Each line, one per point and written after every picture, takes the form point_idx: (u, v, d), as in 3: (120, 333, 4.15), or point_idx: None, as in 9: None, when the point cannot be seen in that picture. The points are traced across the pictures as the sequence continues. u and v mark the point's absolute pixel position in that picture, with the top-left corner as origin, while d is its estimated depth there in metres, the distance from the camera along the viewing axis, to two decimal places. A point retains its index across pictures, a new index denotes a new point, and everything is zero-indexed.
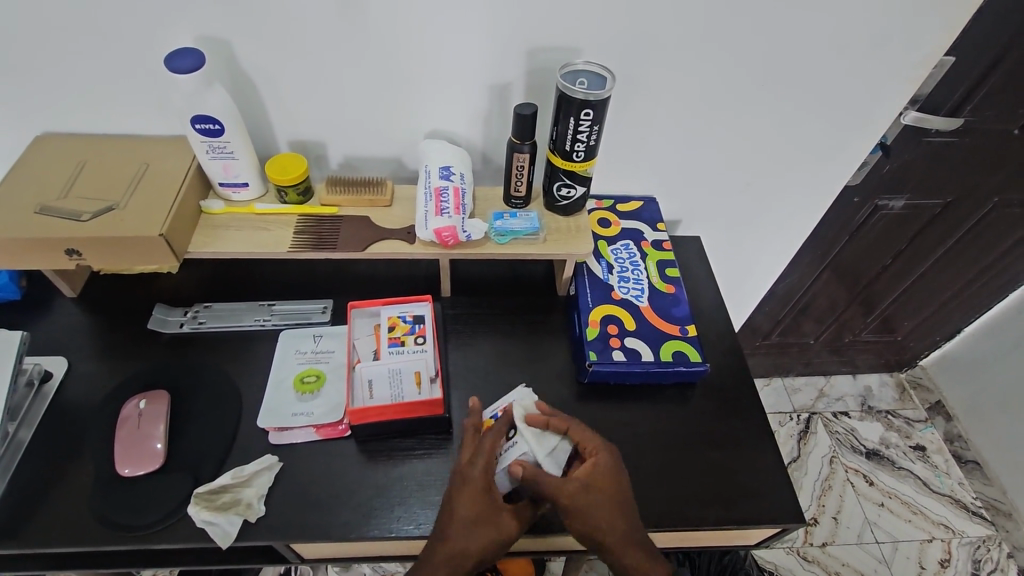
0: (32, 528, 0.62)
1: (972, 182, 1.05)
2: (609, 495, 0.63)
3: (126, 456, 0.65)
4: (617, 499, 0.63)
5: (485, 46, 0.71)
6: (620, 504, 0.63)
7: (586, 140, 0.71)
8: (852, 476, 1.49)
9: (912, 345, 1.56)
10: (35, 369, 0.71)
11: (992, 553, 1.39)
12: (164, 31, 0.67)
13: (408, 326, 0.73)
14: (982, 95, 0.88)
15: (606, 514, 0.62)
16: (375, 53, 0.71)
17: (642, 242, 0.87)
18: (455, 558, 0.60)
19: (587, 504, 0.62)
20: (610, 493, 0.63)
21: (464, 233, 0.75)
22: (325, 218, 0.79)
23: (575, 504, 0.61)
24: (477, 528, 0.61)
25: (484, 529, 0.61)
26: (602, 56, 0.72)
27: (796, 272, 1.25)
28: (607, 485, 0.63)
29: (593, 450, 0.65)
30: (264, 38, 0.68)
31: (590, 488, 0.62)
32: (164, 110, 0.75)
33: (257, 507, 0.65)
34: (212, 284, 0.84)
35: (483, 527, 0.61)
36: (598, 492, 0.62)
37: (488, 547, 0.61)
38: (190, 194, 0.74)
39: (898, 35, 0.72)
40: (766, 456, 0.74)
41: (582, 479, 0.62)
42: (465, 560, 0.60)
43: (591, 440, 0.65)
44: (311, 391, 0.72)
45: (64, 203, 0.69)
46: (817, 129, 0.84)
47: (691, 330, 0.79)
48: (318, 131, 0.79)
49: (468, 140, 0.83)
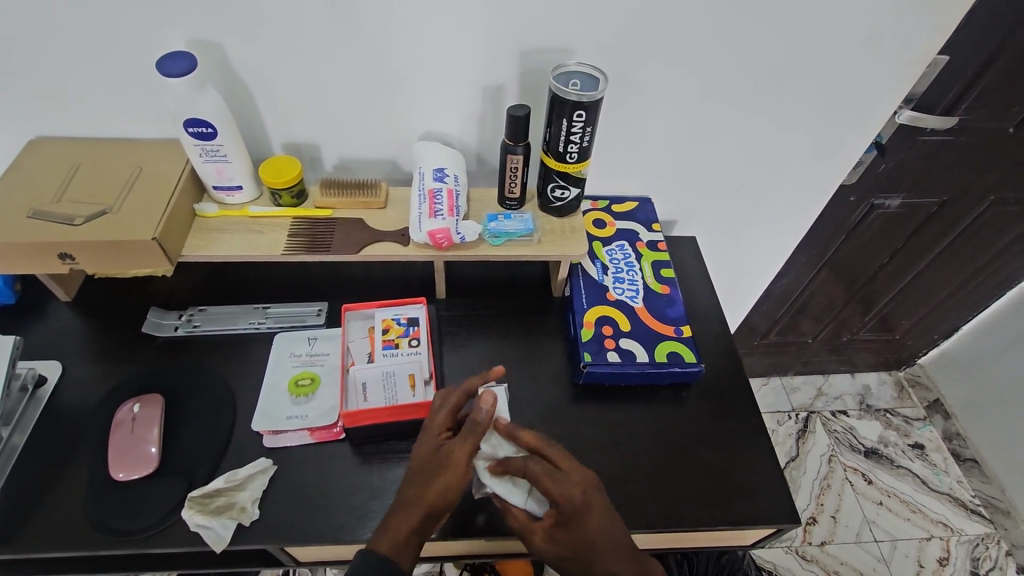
0: (26, 533, 0.62)
1: (967, 181, 1.05)
2: (582, 541, 0.57)
3: (120, 461, 0.65)
4: (581, 548, 0.57)
5: (478, 48, 0.71)
6: (585, 552, 0.57)
7: (579, 141, 0.71)
8: (851, 475, 1.49)
9: (910, 343, 1.56)
10: (29, 374, 0.71)
11: (990, 550, 1.39)
12: (156, 34, 0.67)
13: (402, 328, 0.73)
14: (976, 94, 0.88)
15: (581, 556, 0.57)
16: (369, 55, 0.71)
17: (638, 243, 0.87)
18: (413, 504, 0.58)
19: (559, 545, 0.58)
20: (585, 533, 0.57)
21: (458, 235, 0.75)
22: (319, 221, 0.79)
23: (547, 544, 0.59)
24: (434, 466, 0.60)
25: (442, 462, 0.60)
26: (595, 57, 0.72)
27: (793, 272, 1.25)
28: (569, 531, 0.57)
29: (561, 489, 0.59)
30: (256, 41, 0.68)
31: (558, 531, 0.58)
32: (157, 114, 0.75)
33: (250, 511, 0.64)
34: (207, 287, 0.84)
35: (432, 467, 0.60)
36: (561, 542, 0.58)
37: (447, 476, 0.59)
38: (183, 197, 0.74)
39: (891, 35, 0.72)
40: (762, 457, 0.74)
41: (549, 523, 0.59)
42: (419, 505, 0.58)
43: (556, 486, 0.58)
44: (305, 395, 0.72)
45: (57, 208, 0.69)
46: (811, 128, 0.84)
47: (686, 331, 0.79)
48: (311, 133, 0.79)
49: (462, 142, 0.83)
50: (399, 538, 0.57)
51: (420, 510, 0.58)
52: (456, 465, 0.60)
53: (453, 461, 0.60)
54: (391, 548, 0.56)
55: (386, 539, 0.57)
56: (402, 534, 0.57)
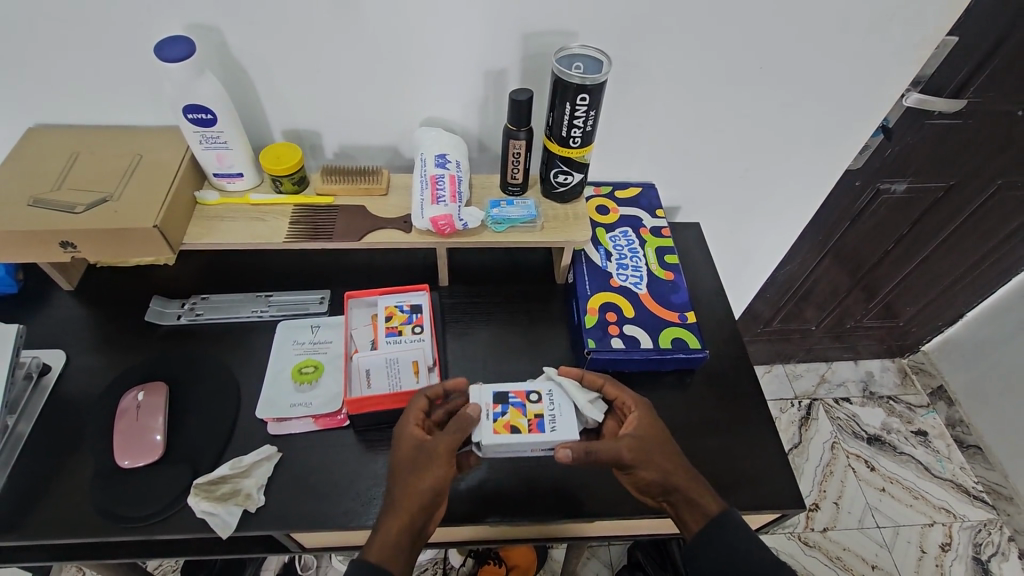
0: (33, 521, 0.62)
1: (975, 165, 1.04)
2: (662, 439, 0.63)
3: (125, 448, 0.65)
4: (666, 444, 0.63)
5: (479, 31, 0.70)
6: (668, 447, 0.63)
7: (582, 125, 0.70)
8: (854, 462, 1.49)
9: (915, 330, 1.55)
10: (33, 363, 0.71)
11: (993, 536, 1.39)
12: (154, 19, 0.66)
13: (405, 315, 0.73)
14: (985, 77, 0.87)
15: (668, 466, 0.62)
16: (368, 39, 0.70)
17: (641, 229, 0.86)
18: (402, 506, 0.57)
19: (655, 456, 0.61)
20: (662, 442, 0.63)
21: (461, 222, 0.75)
22: (320, 208, 0.78)
23: (645, 460, 0.61)
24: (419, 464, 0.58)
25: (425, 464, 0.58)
26: (598, 40, 0.71)
27: (797, 258, 1.24)
28: (652, 430, 0.64)
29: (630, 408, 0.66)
30: (254, 26, 0.67)
31: (651, 444, 0.62)
32: (156, 100, 0.75)
33: (256, 497, 0.65)
34: (208, 275, 0.84)
35: (414, 470, 0.58)
36: (651, 440, 0.63)
37: (431, 473, 0.58)
38: (184, 185, 0.73)
39: (900, 16, 0.71)
40: (766, 443, 0.74)
41: (638, 438, 0.62)
42: (406, 506, 0.57)
43: (625, 394, 0.66)
44: (309, 382, 0.72)
45: (57, 196, 0.69)
46: (817, 112, 0.83)
47: (690, 317, 0.78)
48: (312, 119, 0.79)
49: (463, 128, 0.82)
50: (389, 544, 0.55)
51: (405, 516, 0.56)
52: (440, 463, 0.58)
53: (434, 463, 0.58)
54: (380, 553, 0.54)
55: (375, 546, 0.55)
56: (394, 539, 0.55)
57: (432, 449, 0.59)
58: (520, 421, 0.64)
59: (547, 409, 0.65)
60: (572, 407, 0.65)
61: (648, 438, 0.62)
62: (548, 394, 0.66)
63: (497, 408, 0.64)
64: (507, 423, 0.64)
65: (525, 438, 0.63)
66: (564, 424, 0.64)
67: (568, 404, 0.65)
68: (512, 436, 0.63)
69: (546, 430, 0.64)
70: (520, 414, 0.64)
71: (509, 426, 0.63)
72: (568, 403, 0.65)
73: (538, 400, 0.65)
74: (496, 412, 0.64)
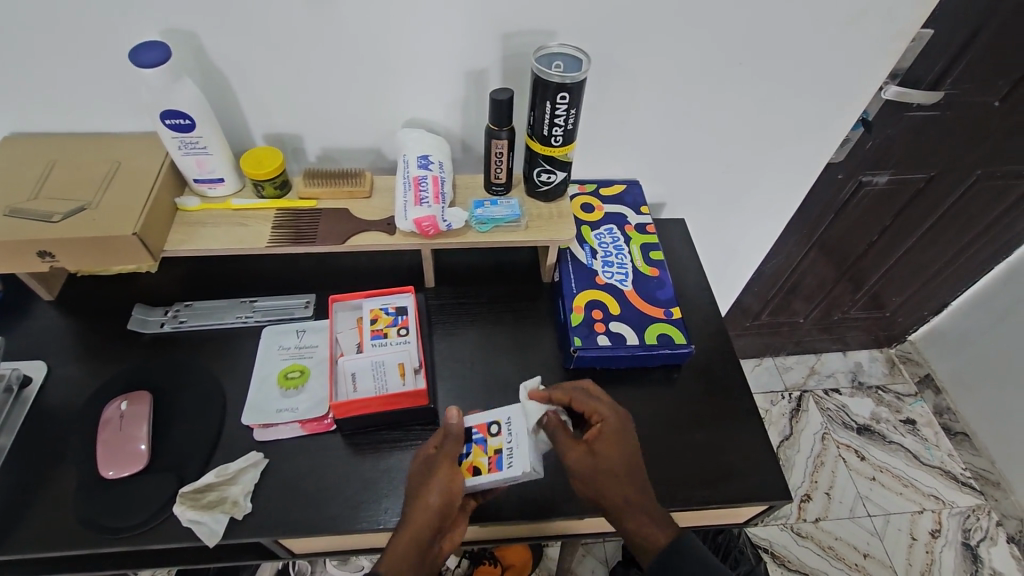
0: (16, 534, 0.62)
1: (956, 156, 1.05)
2: (613, 460, 0.63)
3: (109, 458, 0.64)
4: (624, 472, 0.63)
5: (459, 30, 0.70)
6: (626, 475, 0.63)
7: (563, 124, 0.70)
8: (844, 452, 1.51)
9: (901, 320, 1.57)
10: (13, 374, 0.70)
11: (981, 522, 1.41)
12: (129, 24, 0.65)
13: (391, 318, 0.72)
14: (962, 68, 0.87)
15: (608, 474, 0.62)
16: (345, 38, 0.69)
17: (626, 226, 0.86)
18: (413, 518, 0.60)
19: (605, 484, 0.62)
20: (611, 458, 0.63)
21: (445, 222, 0.74)
22: (303, 212, 0.77)
23: (598, 487, 0.62)
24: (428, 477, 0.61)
25: (433, 475, 0.61)
26: (577, 38, 0.71)
27: (783, 251, 1.25)
28: (613, 453, 0.63)
29: (598, 415, 0.65)
30: (230, 29, 0.67)
31: (595, 454, 0.63)
32: (134, 106, 0.74)
33: (243, 504, 0.64)
34: (192, 282, 0.83)
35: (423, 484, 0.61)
36: (605, 471, 0.62)
37: (437, 484, 0.61)
38: (164, 191, 0.73)
39: (874, 11, 0.72)
40: (753, 436, 0.75)
41: (592, 464, 0.63)
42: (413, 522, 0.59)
43: (593, 404, 0.66)
44: (295, 387, 0.72)
45: (34, 205, 0.68)
46: (796, 106, 0.83)
47: (676, 313, 0.79)
48: (292, 123, 0.78)
49: (446, 129, 0.82)
50: (396, 556, 0.57)
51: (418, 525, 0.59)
52: (448, 470, 0.61)
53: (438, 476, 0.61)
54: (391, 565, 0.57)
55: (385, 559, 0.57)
56: (403, 549, 0.58)
57: (437, 462, 0.62)
58: (481, 460, 0.63)
59: (506, 442, 0.64)
60: (528, 438, 0.64)
61: (598, 459, 0.63)
62: (507, 424, 0.65)
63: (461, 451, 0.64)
64: (470, 465, 0.63)
65: (474, 419, 0.66)
66: (519, 458, 0.63)
67: (528, 436, 0.64)
68: (475, 480, 0.62)
69: (505, 466, 0.63)
70: (481, 452, 0.64)
71: (471, 467, 0.63)
72: (523, 435, 0.64)
73: (497, 434, 0.65)
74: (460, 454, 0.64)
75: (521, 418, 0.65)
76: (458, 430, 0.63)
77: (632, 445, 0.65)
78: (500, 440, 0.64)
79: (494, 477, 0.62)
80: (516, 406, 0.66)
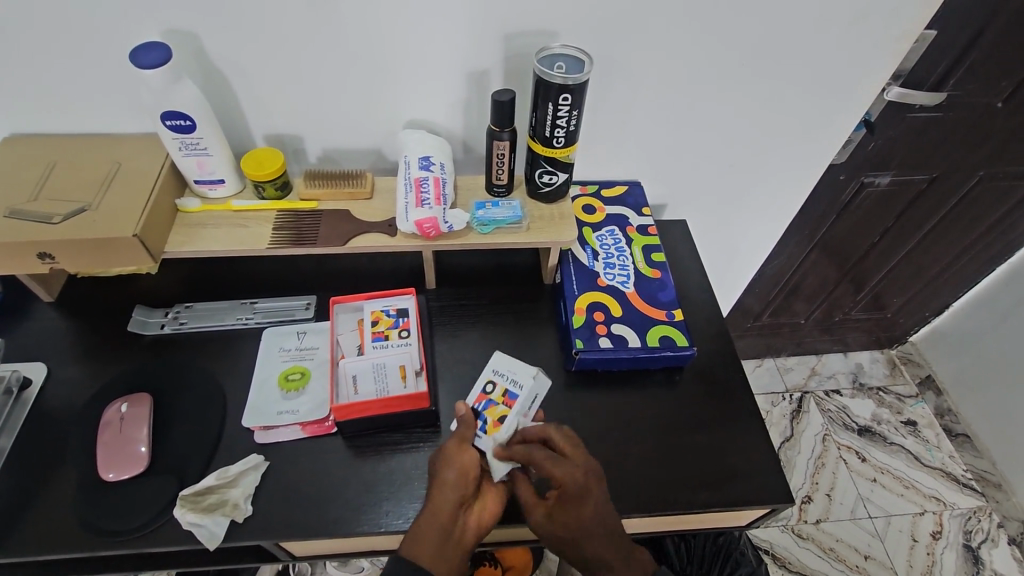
0: (15, 537, 0.62)
1: (958, 157, 1.04)
2: (574, 526, 0.62)
3: (109, 461, 0.64)
4: (583, 538, 0.62)
5: (460, 31, 0.69)
6: (587, 540, 0.62)
7: (565, 125, 0.70)
8: (845, 453, 1.50)
9: (902, 321, 1.56)
10: (13, 376, 0.70)
11: (982, 523, 1.40)
12: (129, 24, 0.65)
13: (392, 320, 0.72)
14: (965, 68, 0.87)
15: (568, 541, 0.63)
16: (346, 38, 0.69)
17: (627, 227, 0.86)
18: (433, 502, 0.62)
19: (568, 547, 0.63)
20: (568, 525, 0.62)
21: (446, 224, 0.74)
22: (304, 213, 0.77)
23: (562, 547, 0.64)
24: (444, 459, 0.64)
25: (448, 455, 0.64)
26: (579, 38, 0.71)
27: (785, 253, 1.24)
28: (573, 524, 0.62)
29: (557, 483, 0.62)
30: (232, 31, 0.67)
31: (552, 522, 0.63)
32: (134, 107, 0.74)
33: (243, 507, 0.64)
34: (192, 283, 0.83)
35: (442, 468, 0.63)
36: (566, 535, 0.62)
37: (453, 465, 0.63)
38: (164, 193, 0.72)
39: (878, 11, 0.71)
40: (755, 438, 0.74)
41: (550, 531, 0.63)
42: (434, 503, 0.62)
43: (556, 471, 0.62)
44: (296, 389, 0.72)
45: (34, 207, 0.68)
46: (799, 107, 0.83)
47: (678, 315, 0.78)
48: (293, 124, 0.78)
49: (447, 130, 0.81)
50: (419, 537, 0.60)
51: (440, 507, 0.61)
52: (459, 450, 0.64)
53: (450, 459, 0.64)
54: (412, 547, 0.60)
55: (409, 542, 0.60)
56: (430, 534, 0.60)
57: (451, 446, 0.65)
58: (500, 409, 0.69)
59: (506, 383, 0.72)
60: (518, 371, 0.73)
61: (554, 528, 0.63)
62: (499, 374, 0.73)
63: (480, 422, 0.68)
64: (494, 420, 0.68)
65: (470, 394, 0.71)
66: (523, 380, 0.72)
67: (516, 365, 0.74)
68: (507, 424, 0.68)
69: (519, 394, 0.71)
70: (494, 407, 0.70)
71: (497, 420, 0.68)
72: (513, 369, 0.73)
73: (494, 387, 0.72)
74: (481, 424, 0.68)
75: (503, 361, 0.74)
76: (469, 417, 0.66)
77: (592, 511, 0.62)
78: (501, 388, 0.71)
79: (517, 407, 0.70)
80: (493, 359, 0.74)
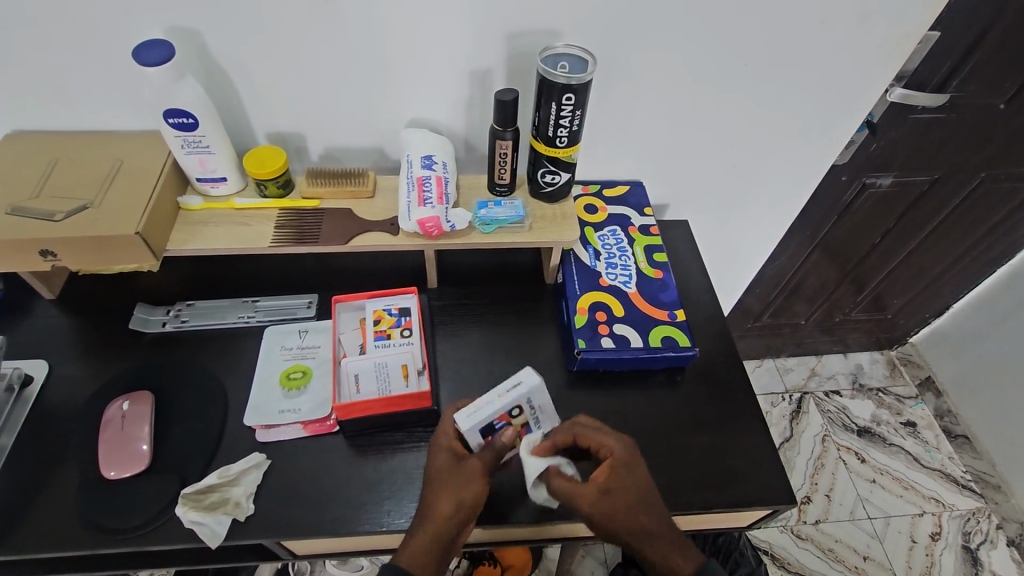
0: (16, 535, 0.62)
1: (959, 159, 1.04)
2: (631, 495, 0.61)
3: (110, 459, 0.64)
4: (640, 505, 0.61)
5: (464, 29, 0.69)
6: (642, 507, 0.61)
7: (568, 125, 0.70)
8: (844, 454, 1.51)
9: (902, 322, 1.57)
10: (14, 373, 0.70)
11: (981, 525, 1.41)
12: (131, 21, 0.64)
13: (394, 319, 0.72)
14: (968, 70, 0.87)
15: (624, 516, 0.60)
16: (348, 36, 0.69)
17: (629, 227, 0.86)
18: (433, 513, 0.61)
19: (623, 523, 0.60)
20: (622, 496, 0.60)
21: (448, 223, 0.74)
22: (306, 212, 0.77)
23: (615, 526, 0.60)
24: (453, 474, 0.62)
25: (460, 472, 0.62)
26: (582, 38, 0.71)
27: (785, 253, 1.24)
28: (630, 490, 0.61)
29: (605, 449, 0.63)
30: (236, 29, 0.66)
31: (609, 497, 0.60)
32: (136, 104, 0.73)
33: (245, 506, 0.64)
34: (194, 281, 0.83)
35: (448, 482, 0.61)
36: (622, 506, 0.60)
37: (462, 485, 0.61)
38: (166, 190, 0.72)
39: (882, 12, 0.71)
40: (756, 439, 0.74)
41: (608, 503, 0.60)
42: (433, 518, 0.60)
43: (602, 438, 0.63)
44: (297, 387, 0.72)
45: (36, 204, 0.68)
46: (801, 108, 0.83)
47: (680, 315, 0.78)
48: (296, 122, 0.78)
49: (450, 129, 0.81)
50: (418, 553, 0.59)
51: (439, 524, 0.60)
52: (471, 472, 0.61)
53: (462, 479, 0.61)
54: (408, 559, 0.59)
55: (406, 553, 0.59)
56: (426, 548, 0.59)
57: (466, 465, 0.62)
58: None
59: None
60: None
61: (610, 497, 0.60)
62: None
63: None
64: None
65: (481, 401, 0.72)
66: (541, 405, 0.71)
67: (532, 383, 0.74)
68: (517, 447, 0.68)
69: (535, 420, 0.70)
70: None
71: None
72: None
73: None
74: None
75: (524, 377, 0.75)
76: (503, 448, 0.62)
77: (643, 477, 0.62)
78: None
79: None
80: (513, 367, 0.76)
